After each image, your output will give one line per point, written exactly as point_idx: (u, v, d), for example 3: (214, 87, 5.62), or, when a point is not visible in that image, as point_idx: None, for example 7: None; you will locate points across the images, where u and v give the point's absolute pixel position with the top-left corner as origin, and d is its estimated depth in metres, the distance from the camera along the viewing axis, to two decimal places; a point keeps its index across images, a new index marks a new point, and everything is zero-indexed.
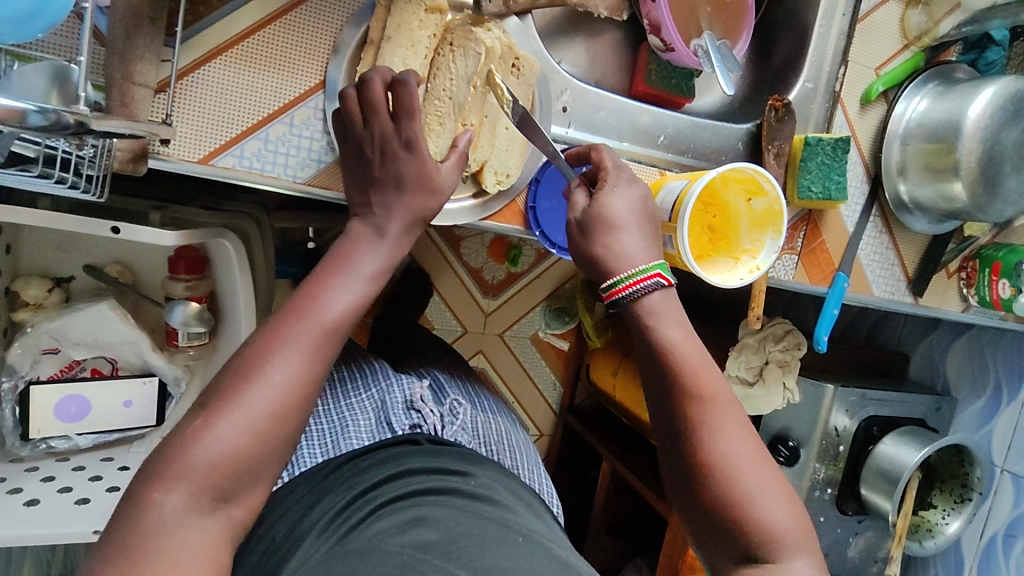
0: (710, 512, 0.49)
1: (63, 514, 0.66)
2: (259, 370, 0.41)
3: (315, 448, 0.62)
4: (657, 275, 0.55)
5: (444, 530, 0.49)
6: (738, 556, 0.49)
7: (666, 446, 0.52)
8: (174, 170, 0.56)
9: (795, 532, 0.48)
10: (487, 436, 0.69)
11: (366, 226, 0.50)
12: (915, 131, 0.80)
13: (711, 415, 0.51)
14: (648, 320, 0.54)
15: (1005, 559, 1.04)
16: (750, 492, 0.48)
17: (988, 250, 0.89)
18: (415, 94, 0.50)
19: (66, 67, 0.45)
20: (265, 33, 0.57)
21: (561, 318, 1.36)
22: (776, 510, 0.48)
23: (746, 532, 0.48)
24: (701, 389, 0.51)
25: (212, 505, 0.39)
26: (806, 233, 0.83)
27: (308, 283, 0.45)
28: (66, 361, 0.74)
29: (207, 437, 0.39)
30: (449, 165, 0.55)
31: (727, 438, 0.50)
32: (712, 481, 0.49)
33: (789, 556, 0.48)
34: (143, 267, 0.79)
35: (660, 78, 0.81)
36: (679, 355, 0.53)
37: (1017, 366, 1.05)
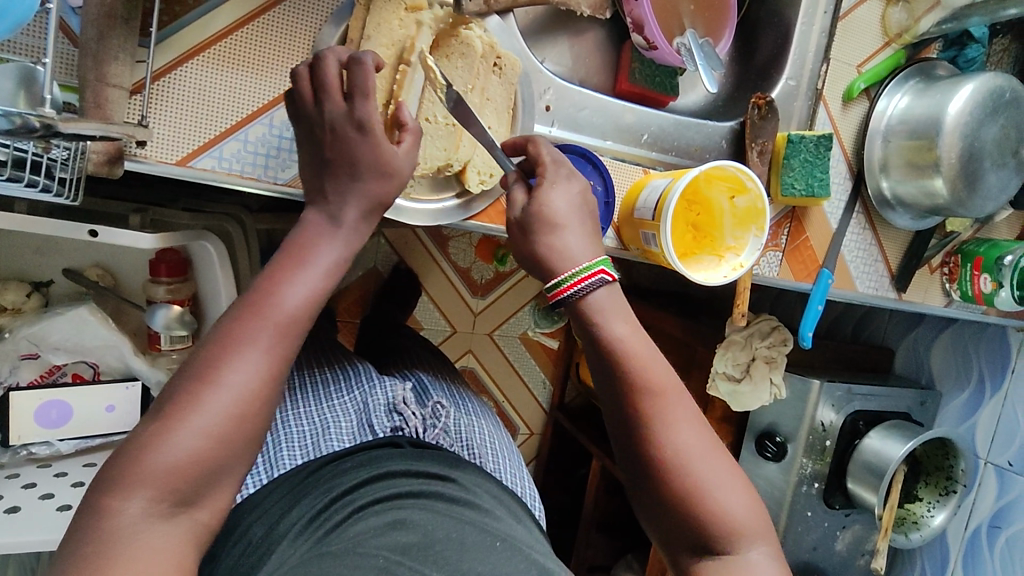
0: (669, 508, 0.50)
1: (44, 520, 0.65)
2: (214, 371, 0.40)
3: (295, 450, 0.61)
4: (601, 271, 0.54)
5: (424, 533, 0.49)
6: (700, 550, 0.49)
7: (623, 444, 0.52)
8: (152, 172, 0.55)
9: (752, 522, 0.49)
10: (470, 438, 0.69)
11: (320, 214, 0.48)
12: (897, 127, 0.80)
13: (666, 410, 0.50)
14: (593, 319, 0.53)
15: (990, 549, 1.05)
16: (708, 487, 0.49)
17: (970, 246, 0.90)
18: (370, 75, 0.48)
19: (32, 69, 0.44)
20: (243, 32, 0.56)
21: (549, 317, 1.36)
22: (735, 503, 0.49)
23: (706, 526, 0.49)
24: (652, 383, 0.51)
25: (174, 510, 0.38)
26: (790, 230, 0.84)
27: (263, 277, 0.44)
28: (46, 365, 0.74)
29: (166, 443, 0.38)
30: (406, 147, 0.52)
31: (684, 433, 0.50)
32: (672, 477, 0.49)
33: (746, 546, 0.49)
34: (124, 270, 0.78)
35: (643, 76, 0.81)
36: (629, 351, 0.52)
37: (999, 359, 1.06)
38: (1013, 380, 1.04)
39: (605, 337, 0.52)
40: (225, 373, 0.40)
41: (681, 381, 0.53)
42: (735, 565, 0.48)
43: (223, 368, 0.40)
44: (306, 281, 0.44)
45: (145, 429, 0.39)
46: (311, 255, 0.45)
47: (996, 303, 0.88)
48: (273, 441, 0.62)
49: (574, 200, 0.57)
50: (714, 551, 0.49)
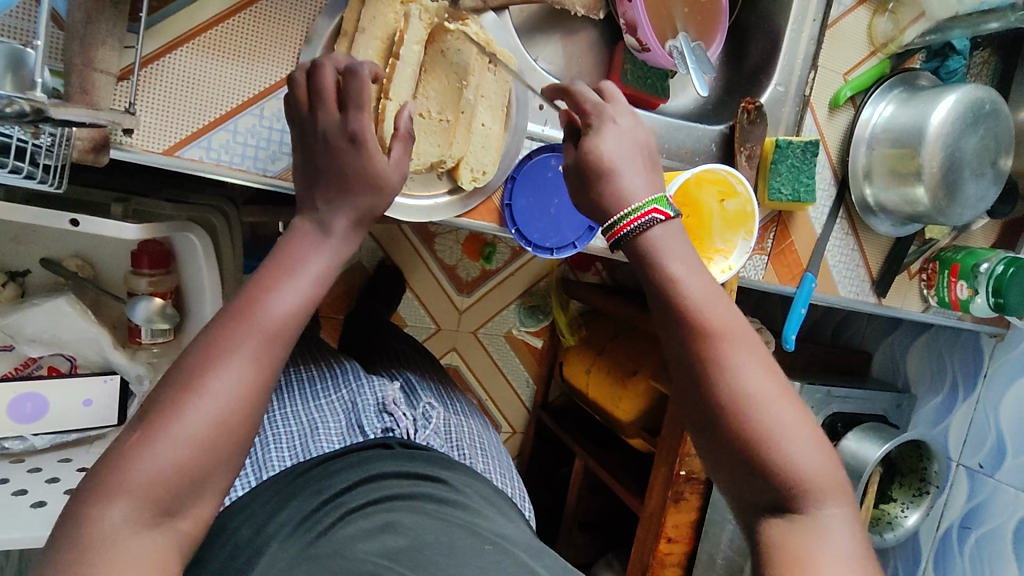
0: (733, 460, 0.43)
1: (21, 519, 0.63)
2: (198, 379, 0.38)
3: (284, 451, 0.59)
4: (653, 211, 0.48)
5: (413, 537, 0.49)
6: (767, 506, 0.42)
7: (680, 389, 0.46)
8: (139, 161, 0.54)
9: (826, 475, 0.42)
10: (459, 440, 0.68)
11: (310, 222, 0.46)
12: (880, 136, 0.82)
13: (729, 348, 0.44)
14: (641, 247, 0.47)
15: (960, 550, 1.08)
16: (779, 437, 0.42)
17: (948, 253, 0.92)
18: (366, 87, 0.48)
19: (21, 51, 0.42)
20: (234, 21, 0.55)
21: (535, 315, 1.38)
22: (810, 457, 0.42)
23: (772, 476, 0.41)
24: (708, 317, 0.45)
25: (156, 519, 0.36)
26: (776, 234, 0.85)
27: (253, 281, 0.42)
28: (20, 358, 0.72)
29: (147, 453, 0.36)
30: (397, 153, 0.51)
31: (752, 376, 0.43)
32: (732, 421, 0.42)
33: (822, 503, 0.41)
34: (104, 261, 0.76)
35: (635, 78, 0.81)
36: (686, 288, 0.46)
37: (972, 364, 1.09)
38: (986, 384, 1.07)
39: (662, 272, 0.46)
40: (223, 383, 0.38)
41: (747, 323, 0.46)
42: (811, 528, 0.41)
43: (207, 376, 0.38)
44: (302, 289, 0.42)
45: (132, 426, 0.38)
46: (306, 264, 0.43)
47: (972, 308, 0.90)
48: (261, 440, 0.60)
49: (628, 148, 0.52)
50: (785, 511, 0.41)
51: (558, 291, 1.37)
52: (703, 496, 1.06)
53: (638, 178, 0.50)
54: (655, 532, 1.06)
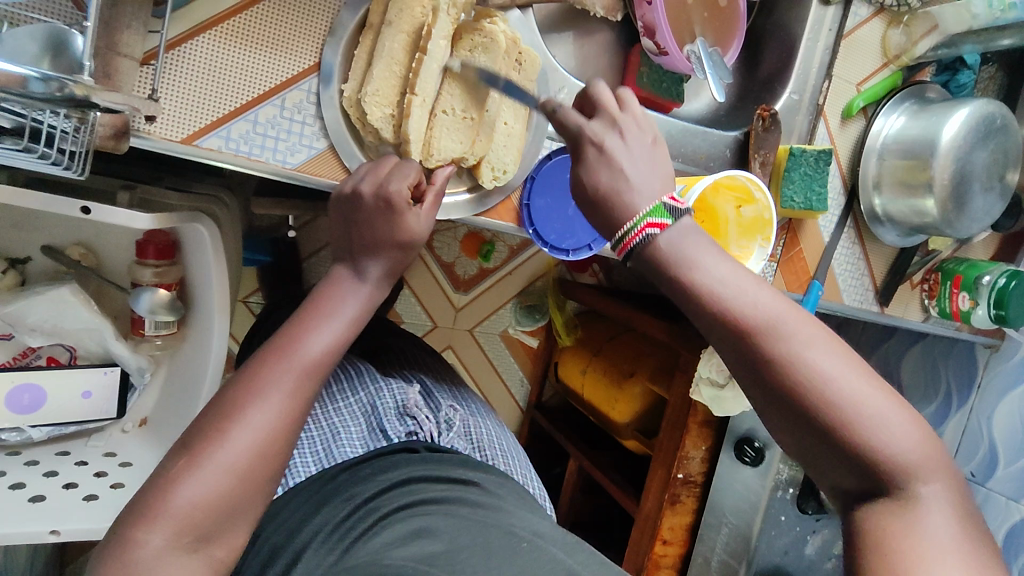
0: (821, 451, 0.41)
1: (20, 513, 0.61)
2: (240, 411, 0.43)
3: (308, 458, 0.61)
4: (648, 225, 0.46)
5: (448, 541, 0.48)
6: (866, 492, 0.41)
7: (751, 393, 0.44)
8: (155, 150, 0.53)
9: (923, 452, 0.40)
10: (480, 440, 0.70)
11: (347, 268, 0.53)
12: (892, 147, 0.83)
13: (785, 341, 0.42)
14: (679, 255, 0.46)
15: None
16: (861, 421, 0.40)
17: (950, 264, 0.94)
18: (411, 170, 0.56)
19: (62, 32, 0.40)
20: (260, 8, 0.54)
21: (532, 315, 1.36)
22: (900, 434, 0.40)
23: (868, 463, 0.40)
24: (764, 314, 0.43)
25: (193, 545, 0.41)
26: (785, 242, 0.85)
27: (291, 325, 0.48)
28: (19, 348, 0.70)
29: (188, 481, 0.41)
30: (426, 207, 0.57)
31: (818, 364, 0.42)
32: (815, 414, 0.41)
33: (924, 481, 0.40)
34: (107, 251, 0.73)
35: (650, 80, 0.81)
36: (726, 288, 0.44)
37: (967, 375, 1.10)
38: (980, 395, 1.09)
39: (695, 277, 0.45)
40: (259, 414, 0.44)
41: (799, 306, 0.45)
42: (917, 508, 0.39)
43: (247, 408, 0.43)
44: (334, 331, 0.49)
45: (174, 457, 0.43)
46: (341, 307, 0.50)
47: (972, 320, 0.92)
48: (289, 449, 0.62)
49: (626, 165, 0.48)
50: (881, 493, 0.40)
51: (556, 291, 1.37)
52: (699, 498, 1.06)
53: (643, 188, 0.48)
54: (651, 533, 1.06)
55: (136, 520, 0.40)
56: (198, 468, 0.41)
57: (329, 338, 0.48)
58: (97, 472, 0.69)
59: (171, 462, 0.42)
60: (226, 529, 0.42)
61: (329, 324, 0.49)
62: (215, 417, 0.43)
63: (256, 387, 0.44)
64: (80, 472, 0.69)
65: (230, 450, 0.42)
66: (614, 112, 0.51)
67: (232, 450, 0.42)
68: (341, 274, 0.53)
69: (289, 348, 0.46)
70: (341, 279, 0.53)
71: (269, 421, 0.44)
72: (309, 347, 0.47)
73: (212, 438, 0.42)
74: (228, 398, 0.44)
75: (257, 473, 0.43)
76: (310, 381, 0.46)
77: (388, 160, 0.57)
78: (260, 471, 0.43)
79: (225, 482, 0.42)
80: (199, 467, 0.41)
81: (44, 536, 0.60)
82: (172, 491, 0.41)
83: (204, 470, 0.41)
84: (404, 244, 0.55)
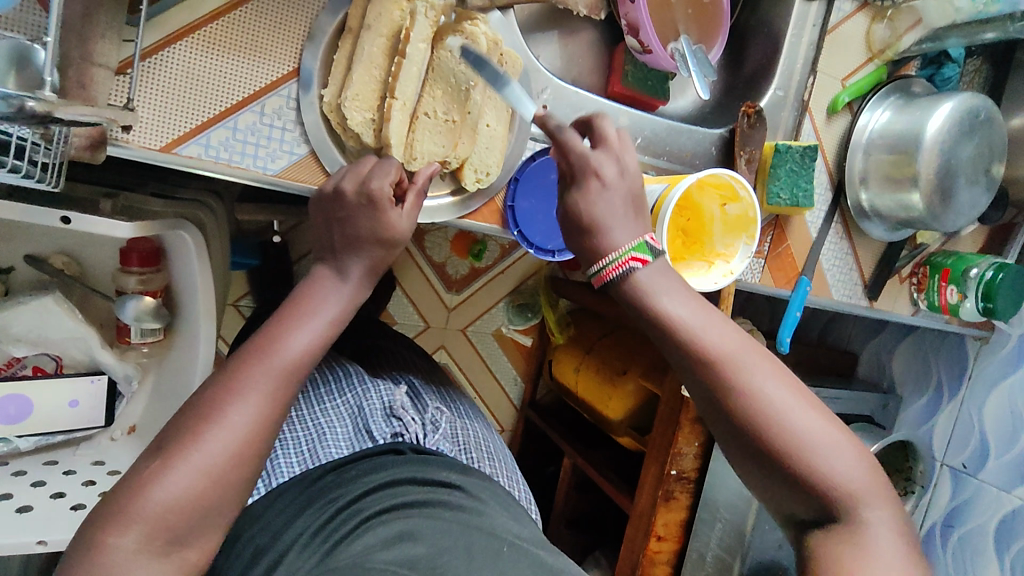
0: (772, 472, 0.49)
1: (6, 523, 0.61)
2: (217, 413, 0.43)
3: (292, 457, 0.61)
4: (631, 258, 0.53)
5: (431, 544, 0.48)
6: (814, 509, 0.48)
7: (712, 415, 0.52)
8: (135, 159, 0.53)
9: (864, 478, 0.48)
10: (466, 442, 0.70)
11: (328, 269, 0.53)
12: (877, 142, 0.83)
13: (745, 373, 0.50)
14: (646, 291, 0.53)
15: (942, 547, 1.12)
16: (806, 447, 0.48)
17: (938, 258, 0.94)
18: (391, 166, 0.56)
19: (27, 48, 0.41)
20: (236, 15, 0.54)
21: (524, 313, 1.38)
22: (842, 462, 0.48)
23: (815, 484, 0.47)
24: (722, 349, 0.51)
25: (167, 548, 0.41)
26: (772, 238, 0.85)
27: (270, 326, 0.48)
28: (4, 358, 0.69)
29: (162, 483, 0.41)
30: (408, 206, 0.56)
31: (768, 393, 0.49)
32: (768, 438, 0.48)
33: (865, 504, 0.47)
34: (92, 259, 0.73)
35: (635, 79, 0.81)
36: (689, 323, 0.52)
37: (956, 366, 1.11)
38: (970, 387, 1.09)
39: (663, 310, 0.52)
40: (235, 417, 0.43)
41: (752, 340, 0.53)
42: (860, 528, 0.46)
43: (223, 410, 0.43)
44: (311, 334, 0.48)
45: (148, 460, 0.43)
46: (320, 308, 0.50)
47: (961, 313, 0.92)
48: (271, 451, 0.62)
49: (619, 201, 0.55)
50: (829, 516, 0.47)
51: (546, 288, 1.35)
52: (693, 494, 1.07)
53: (623, 228, 0.54)
54: (645, 530, 1.06)
55: (110, 524, 0.40)
56: (173, 471, 0.41)
57: (310, 338, 0.48)
58: (85, 480, 0.69)
59: (146, 463, 0.42)
60: (201, 531, 0.42)
61: (307, 326, 0.48)
62: (191, 420, 0.43)
63: (232, 390, 0.44)
64: (68, 481, 0.68)
65: (206, 451, 0.42)
66: (613, 145, 0.57)
67: (208, 452, 0.42)
68: (322, 272, 0.53)
69: (269, 349, 0.46)
70: (323, 279, 0.52)
71: (246, 422, 0.44)
72: (288, 347, 0.47)
73: (187, 442, 0.42)
74: (205, 400, 0.44)
75: (234, 475, 0.43)
76: (289, 384, 0.46)
77: (367, 161, 0.57)
78: (237, 474, 0.43)
79: (202, 484, 0.42)
80: (176, 470, 0.41)
81: (33, 546, 0.60)
82: (147, 495, 0.40)
83: (180, 472, 0.41)
84: (388, 245, 0.54)
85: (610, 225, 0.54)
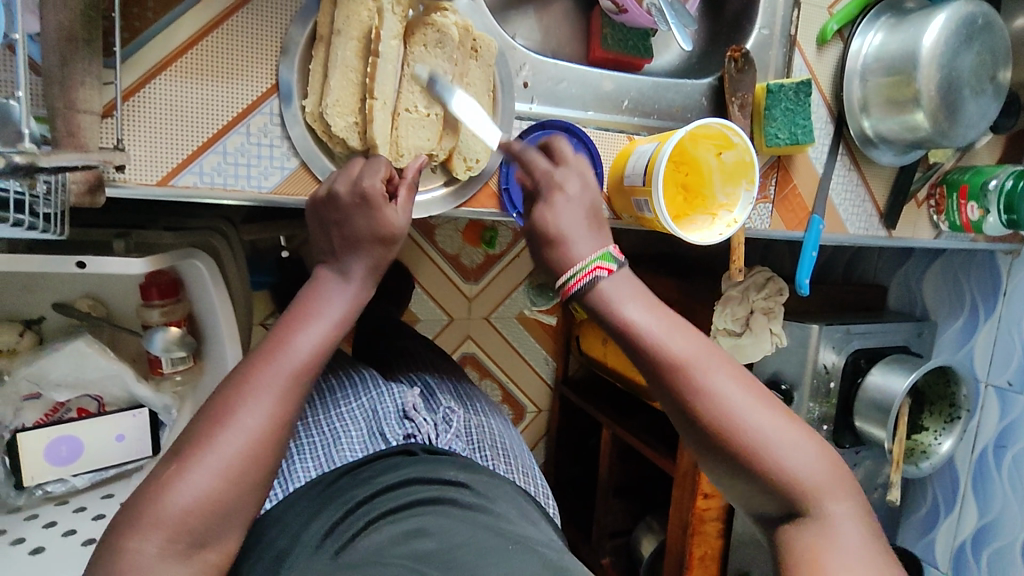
0: (738, 472, 0.52)
1: (73, 557, 0.65)
2: (230, 416, 0.45)
3: (308, 463, 0.62)
4: (598, 267, 0.58)
5: (442, 540, 0.50)
6: (779, 504, 0.52)
7: (678, 420, 0.55)
8: (135, 196, 0.54)
9: (823, 474, 0.51)
10: (480, 440, 0.72)
11: (331, 271, 0.54)
12: (873, 66, 0.80)
13: (707, 376, 0.53)
14: (609, 304, 0.57)
15: (998, 469, 1.07)
16: (766, 448, 0.51)
17: (954, 175, 0.91)
18: (380, 164, 0.57)
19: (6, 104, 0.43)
20: (208, 41, 0.55)
21: (545, 293, 1.37)
22: (802, 460, 0.51)
23: (776, 481, 0.51)
24: (685, 356, 0.54)
25: (188, 551, 0.43)
26: (778, 180, 0.84)
27: (278, 329, 0.50)
28: (49, 404, 0.72)
29: (179, 488, 0.43)
30: (402, 201, 0.57)
31: (729, 399, 0.53)
32: (729, 439, 0.52)
33: (825, 499, 0.50)
34: (115, 298, 0.76)
35: (615, 41, 0.80)
36: (651, 329, 0.56)
37: (989, 283, 1.08)
38: (1006, 302, 1.06)
39: (625, 321, 0.56)
40: (244, 420, 0.45)
41: (713, 346, 0.56)
42: (821, 522, 0.50)
43: (234, 414, 0.45)
44: (315, 335, 0.49)
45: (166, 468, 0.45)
46: (323, 310, 0.51)
47: (985, 229, 0.89)
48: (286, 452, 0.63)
49: (580, 214, 0.61)
50: (794, 510, 0.51)
51: None
52: None
53: (586, 242, 0.60)
54: (691, 490, 1.06)
55: (130, 529, 0.42)
56: (191, 474, 0.43)
57: (317, 337, 0.49)
58: None
59: (163, 468, 0.44)
60: (220, 533, 0.44)
61: (314, 327, 0.50)
62: (206, 425, 0.45)
63: (245, 391, 0.46)
64: None
65: (219, 453, 0.44)
66: (569, 166, 0.64)
67: (224, 455, 0.44)
68: (325, 275, 0.54)
69: (277, 350, 0.48)
70: (326, 280, 0.54)
71: (259, 422, 0.45)
72: (299, 347, 0.48)
73: (201, 446, 0.44)
74: (218, 406, 0.46)
75: (248, 475, 0.45)
76: (299, 385, 0.48)
77: (356, 162, 0.57)
78: (252, 475, 0.45)
79: (218, 486, 0.43)
80: (192, 473, 0.43)
81: None
82: (166, 499, 0.42)
83: (195, 473, 0.43)
84: (387, 243, 0.55)
85: (574, 236, 0.60)
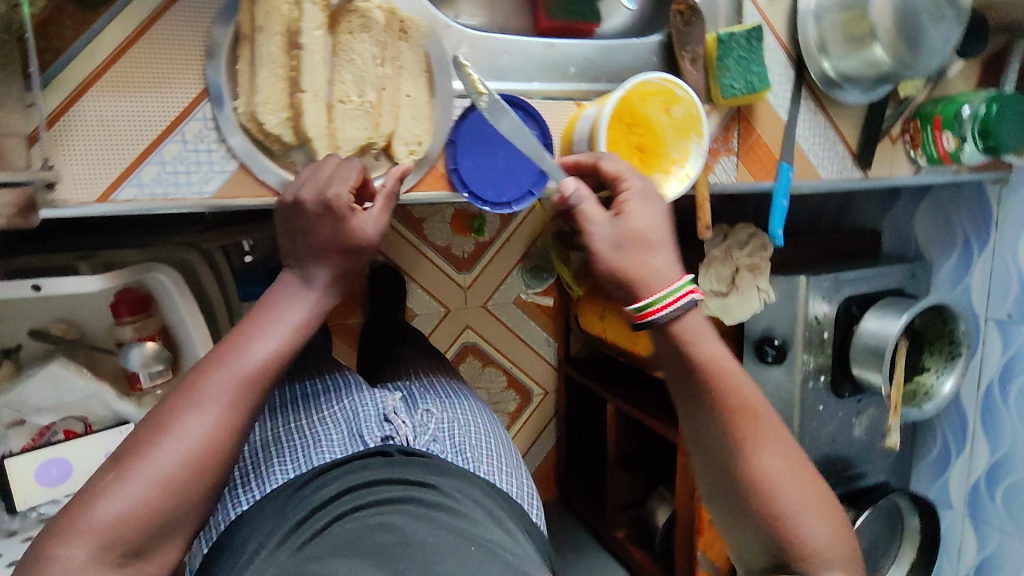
0: (750, 521, 0.59)
1: None
2: (173, 423, 0.46)
3: (288, 463, 0.63)
4: (689, 291, 0.60)
5: (403, 535, 0.52)
6: (775, 559, 0.59)
7: (715, 459, 0.61)
8: (77, 216, 0.55)
9: (830, 549, 0.58)
10: (461, 444, 0.70)
11: (294, 275, 0.54)
12: (828, 3, 0.78)
13: (756, 429, 0.60)
14: (691, 337, 0.61)
15: (1005, 404, 1.04)
16: (787, 513, 0.58)
17: (926, 107, 0.88)
18: (352, 171, 0.56)
19: None
20: (133, 52, 0.55)
21: (539, 275, 1.39)
22: (817, 532, 0.58)
23: (784, 539, 0.58)
24: (749, 405, 0.61)
25: (121, 561, 0.43)
26: (740, 133, 0.81)
27: (232, 335, 0.50)
28: (36, 429, 0.73)
29: (109, 498, 0.43)
30: (377, 209, 0.57)
31: (768, 459, 0.59)
32: (758, 492, 0.59)
33: (822, 568, 0.57)
34: (87, 320, 0.76)
35: (560, 8, 0.79)
36: (717, 370, 0.61)
37: (980, 214, 1.05)
38: (999, 232, 1.02)
39: (695, 357, 0.60)
40: (187, 428, 0.46)
41: (773, 412, 0.62)
42: None
43: (178, 422, 0.46)
44: (269, 341, 0.50)
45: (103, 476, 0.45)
46: (279, 317, 0.51)
47: (963, 159, 0.87)
48: (267, 458, 0.64)
49: (656, 221, 0.61)
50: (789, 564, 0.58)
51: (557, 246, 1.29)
52: None
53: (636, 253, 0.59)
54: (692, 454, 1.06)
55: (59, 536, 0.43)
56: (126, 484, 0.44)
57: (271, 347, 0.50)
58: None
59: (101, 476, 0.45)
60: (160, 544, 0.45)
61: (269, 334, 0.50)
62: (148, 432, 0.46)
63: (193, 399, 0.47)
64: None
65: (160, 461, 0.45)
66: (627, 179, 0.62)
67: (163, 463, 0.45)
68: (286, 279, 0.54)
69: (230, 356, 0.49)
70: (288, 287, 0.54)
71: (205, 430, 0.46)
72: (251, 357, 0.49)
73: (140, 456, 0.45)
74: (163, 412, 0.47)
75: (187, 484, 0.45)
76: (248, 392, 0.48)
77: (326, 163, 0.56)
78: (195, 483, 0.45)
79: (154, 494, 0.44)
80: (128, 483, 0.44)
81: None
82: (96, 507, 0.43)
83: (130, 482, 0.44)
84: (351, 252, 0.55)
85: (658, 248, 0.60)
